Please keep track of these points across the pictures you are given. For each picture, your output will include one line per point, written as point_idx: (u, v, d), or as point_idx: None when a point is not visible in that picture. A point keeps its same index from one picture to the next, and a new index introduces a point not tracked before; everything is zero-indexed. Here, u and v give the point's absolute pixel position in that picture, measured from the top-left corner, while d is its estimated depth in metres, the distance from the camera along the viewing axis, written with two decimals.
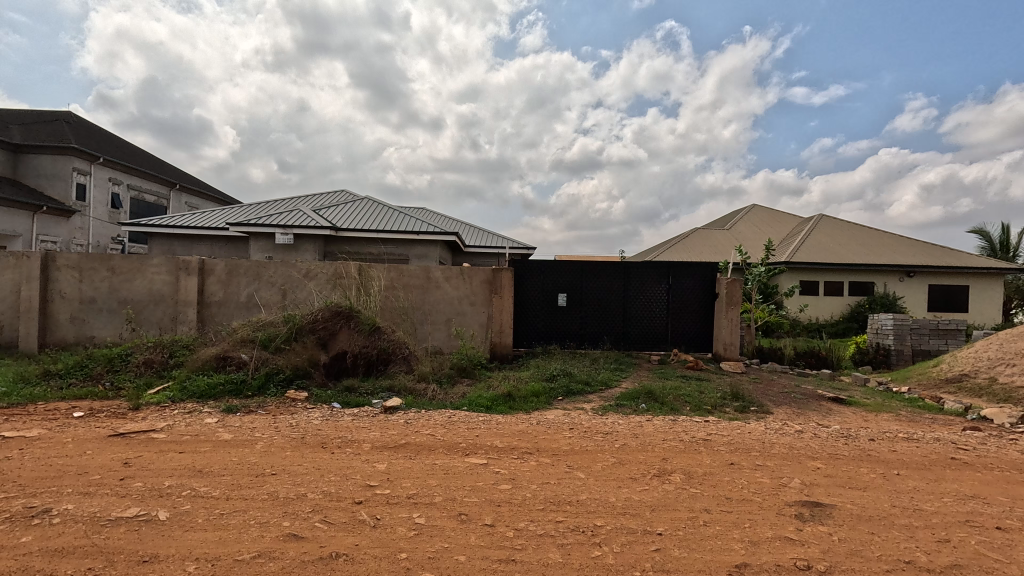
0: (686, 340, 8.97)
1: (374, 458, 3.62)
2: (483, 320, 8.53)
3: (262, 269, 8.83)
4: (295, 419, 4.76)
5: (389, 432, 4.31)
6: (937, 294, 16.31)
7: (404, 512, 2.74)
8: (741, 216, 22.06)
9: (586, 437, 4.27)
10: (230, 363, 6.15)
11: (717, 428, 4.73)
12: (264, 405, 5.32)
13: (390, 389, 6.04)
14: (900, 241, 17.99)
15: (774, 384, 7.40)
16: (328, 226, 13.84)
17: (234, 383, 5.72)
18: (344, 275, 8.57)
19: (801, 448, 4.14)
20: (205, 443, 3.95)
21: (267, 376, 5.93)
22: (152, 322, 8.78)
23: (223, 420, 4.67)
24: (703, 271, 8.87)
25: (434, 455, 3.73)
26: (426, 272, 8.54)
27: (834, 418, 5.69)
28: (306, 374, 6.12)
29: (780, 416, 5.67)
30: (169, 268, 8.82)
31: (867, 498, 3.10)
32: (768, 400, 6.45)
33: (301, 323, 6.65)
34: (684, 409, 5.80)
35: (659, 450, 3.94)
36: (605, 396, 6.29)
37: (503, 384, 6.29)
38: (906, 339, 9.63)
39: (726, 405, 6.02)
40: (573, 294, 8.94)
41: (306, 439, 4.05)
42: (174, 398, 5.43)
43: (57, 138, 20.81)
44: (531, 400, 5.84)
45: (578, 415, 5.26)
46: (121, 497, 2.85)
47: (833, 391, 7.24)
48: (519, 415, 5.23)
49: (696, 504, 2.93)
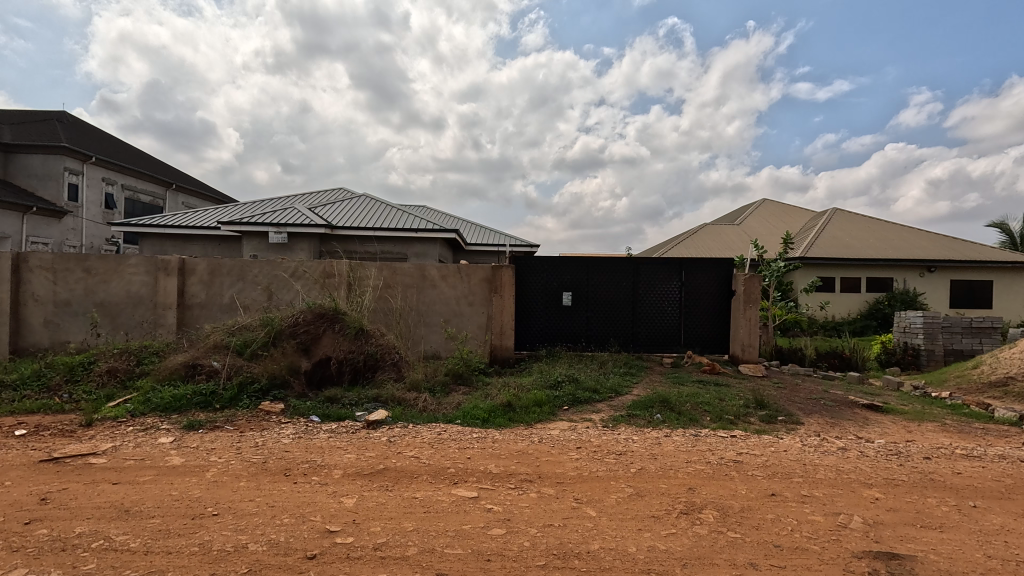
0: (700, 341, 8.33)
1: (343, 490, 3.03)
2: (482, 321, 7.94)
3: (246, 268, 8.27)
4: (263, 438, 4.17)
5: (367, 454, 3.71)
6: (958, 290, 15.62)
7: (367, 572, 2.15)
8: (752, 211, 21.36)
9: (596, 459, 3.65)
10: (200, 372, 5.55)
11: (746, 445, 4.12)
12: (232, 420, 4.75)
13: (377, 400, 5.45)
14: (919, 235, 17.26)
15: (799, 390, 6.75)
16: (323, 224, 13.26)
17: (203, 395, 5.13)
18: (332, 274, 7.97)
19: (851, 470, 3.52)
20: (149, 470, 3.37)
21: (240, 386, 5.35)
22: (130, 327, 8.23)
23: (179, 440, 4.07)
24: (719, 266, 8.24)
25: (415, 486, 3.14)
26: (421, 271, 7.95)
27: (873, 430, 5.08)
28: (284, 384, 5.52)
29: (813, 428, 5.06)
30: (148, 268, 8.27)
31: (952, 546, 2.48)
32: (796, 408, 5.81)
33: (280, 327, 6.06)
34: (704, 420, 5.21)
35: (683, 476, 3.33)
36: (615, 405, 5.67)
37: (502, 393, 5.69)
38: (937, 338, 8.95)
39: (749, 415, 5.44)
40: (578, 292, 8.32)
41: (269, 465, 3.46)
42: (135, 412, 4.86)
43: (48, 137, 20.33)
44: (534, 410, 5.25)
45: (586, 429, 4.67)
46: (11, 551, 2.26)
47: (865, 397, 6.59)
48: (519, 429, 4.64)
49: (737, 555, 2.33)
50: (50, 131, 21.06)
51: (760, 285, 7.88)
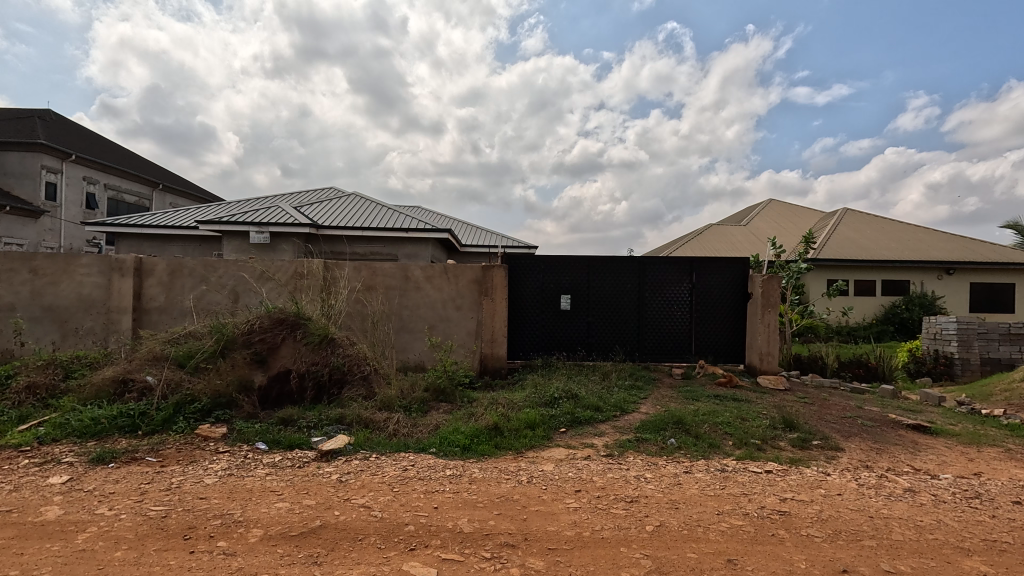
0: (713, 349, 7.50)
1: (252, 567, 2.19)
2: (471, 328, 7.12)
3: (210, 268, 7.45)
4: (183, 477, 3.33)
5: (303, 504, 2.86)
6: (979, 293, 14.80)
7: None
8: (758, 211, 20.59)
9: (600, 510, 2.83)
10: (131, 390, 4.71)
11: (790, 484, 3.29)
12: (158, 450, 3.92)
13: (341, 422, 4.63)
14: (934, 235, 16.46)
15: (830, 406, 5.91)
16: (306, 223, 12.43)
17: (132, 418, 4.31)
18: (302, 274, 7.13)
19: (933, 528, 2.68)
20: (5, 530, 2.53)
21: (177, 407, 4.52)
22: (81, 334, 7.40)
23: (74, 481, 3.22)
24: (733, 266, 7.44)
25: (355, 558, 2.30)
26: (403, 271, 7.12)
27: (930, 460, 4.25)
28: (231, 403, 4.69)
29: (857, 458, 4.24)
30: (101, 269, 7.44)
31: None
32: (830, 430, 4.99)
33: (232, 335, 5.23)
34: (726, 447, 4.40)
35: (718, 541, 2.48)
36: (620, 426, 4.86)
37: (488, 413, 4.85)
38: (972, 346, 8.13)
39: (777, 439, 4.63)
40: (577, 294, 7.51)
41: (169, 522, 2.61)
42: (44, 439, 4.02)
43: (25, 134, 19.52)
44: (525, 435, 4.43)
45: (588, 461, 3.85)
46: None
47: (904, 415, 5.74)
48: (506, 461, 3.82)
49: None
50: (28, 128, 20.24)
51: (780, 287, 7.06)
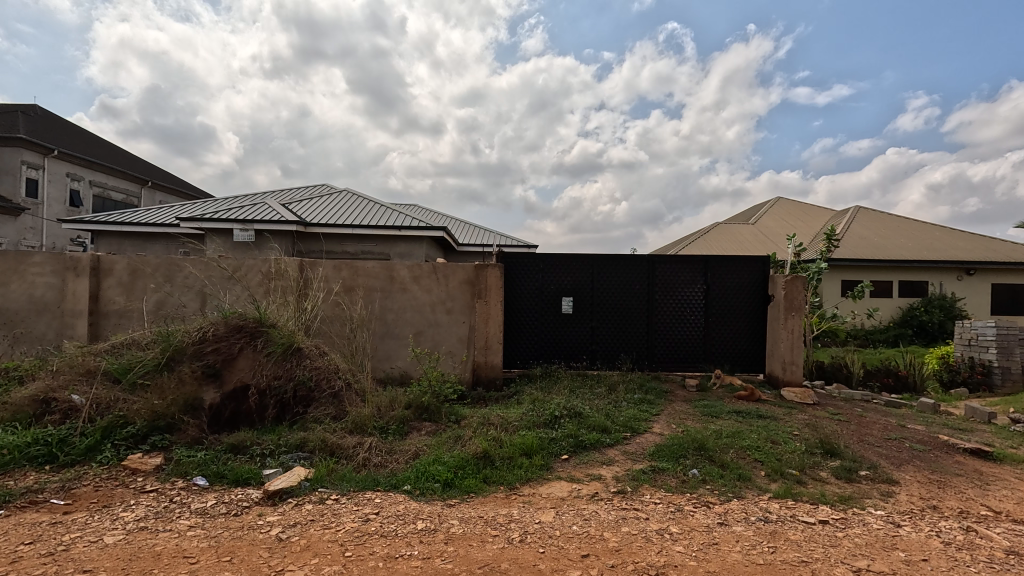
0: (730, 358, 6.78)
1: None
2: (463, 334, 6.40)
3: (175, 267, 6.72)
4: (78, 534, 2.59)
5: None
6: (1000, 295, 14.09)
7: None
8: (765, 210, 19.83)
9: None
10: (55, 410, 3.98)
11: (859, 545, 2.55)
12: (69, 488, 3.19)
13: (302, 449, 3.91)
14: (952, 234, 15.73)
15: (869, 425, 5.18)
16: (292, 219, 11.71)
17: (47, 446, 3.59)
18: (274, 273, 6.40)
19: None
20: None
21: (106, 431, 3.80)
22: (32, 339, 6.67)
23: None
24: (753, 265, 6.72)
25: None
26: (387, 271, 6.40)
27: (1007, 499, 3.51)
28: (172, 426, 3.98)
29: (920, 495, 3.52)
30: (54, 268, 6.71)
31: None
32: (877, 456, 4.26)
33: (181, 344, 4.50)
34: (760, 479, 3.68)
35: None
36: (631, 452, 4.13)
37: (477, 437, 4.11)
38: (1013, 353, 7.41)
39: (818, 468, 3.92)
40: (580, 296, 6.78)
41: None
42: None
43: (5, 129, 18.84)
44: (520, 465, 3.71)
45: (597, 503, 3.12)
46: None
47: (955, 435, 5.00)
48: (496, 505, 3.10)
49: None
50: (8, 122, 19.56)
51: (806, 288, 6.30)
